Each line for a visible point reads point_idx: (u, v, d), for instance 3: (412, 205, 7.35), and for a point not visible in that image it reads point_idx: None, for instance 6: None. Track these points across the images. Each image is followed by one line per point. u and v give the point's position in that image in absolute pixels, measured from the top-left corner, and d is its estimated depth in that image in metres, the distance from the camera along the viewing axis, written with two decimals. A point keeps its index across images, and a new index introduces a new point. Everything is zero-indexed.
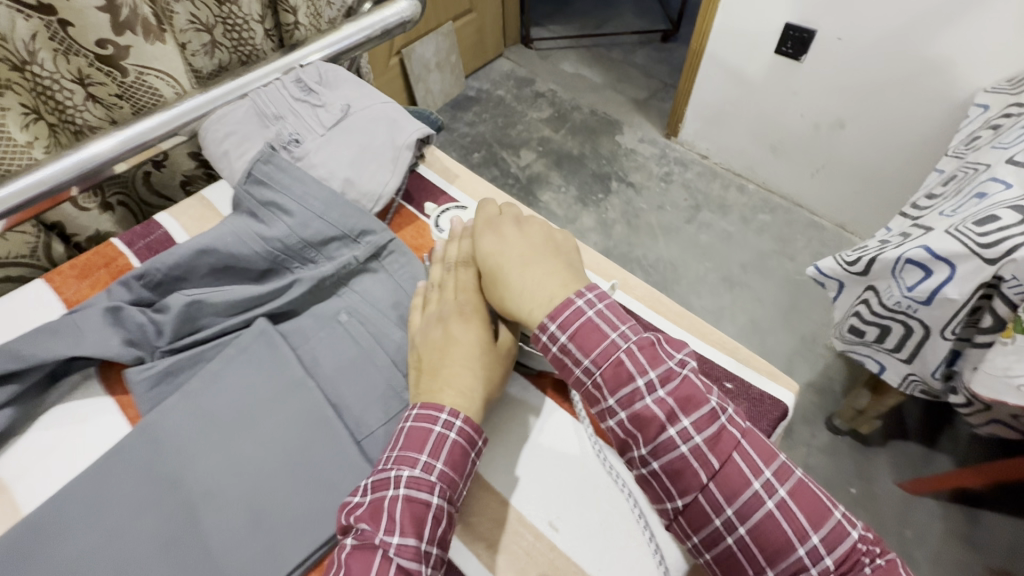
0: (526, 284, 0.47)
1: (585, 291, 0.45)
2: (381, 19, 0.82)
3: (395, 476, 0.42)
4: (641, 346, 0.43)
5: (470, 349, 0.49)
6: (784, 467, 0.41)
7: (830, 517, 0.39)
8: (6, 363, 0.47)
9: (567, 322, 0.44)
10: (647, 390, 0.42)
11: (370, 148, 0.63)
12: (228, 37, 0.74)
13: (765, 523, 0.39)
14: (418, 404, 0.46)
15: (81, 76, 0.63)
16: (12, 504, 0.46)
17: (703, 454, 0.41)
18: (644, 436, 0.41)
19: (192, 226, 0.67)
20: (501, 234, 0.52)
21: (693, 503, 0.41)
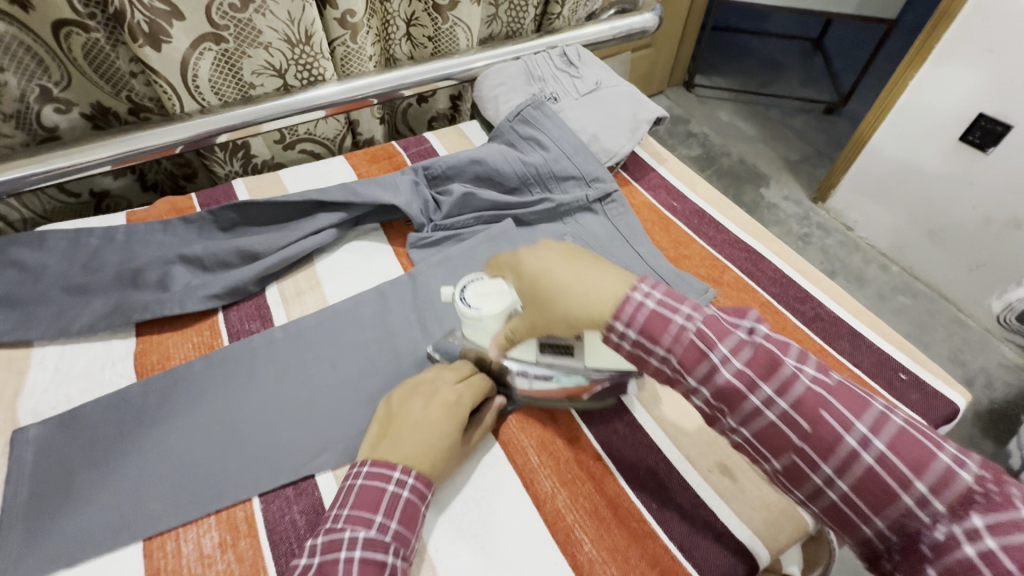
0: (581, 292, 0.40)
1: (639, 283, 0.40)
2: (628, 24, 0.98)
3: (348, 536, 0.39)
4: (709, 323, 0.39)
5: (442, 439, 0.46)
6: (883, 421, 0.35)
7: (936, 461, 0.33)
8: (349, 196, 0.66)
9: (632, 318, 0.39)
10: (720, 363, 0.37)
11: (615, 117, 0.77)
12: (506, 13, 0.92)
13: (866, 479, 0.34)
14: (371, 460, 0.44)
15: (412, 18, 0.83)
16: (322, 295, 0.63)
17: (792, 417, 0.36)
18: (730, 409, 0.37)
19: (451, 147, 0.84)
20: (541, 253, 0.44)
21: (790, 465, 0.37)
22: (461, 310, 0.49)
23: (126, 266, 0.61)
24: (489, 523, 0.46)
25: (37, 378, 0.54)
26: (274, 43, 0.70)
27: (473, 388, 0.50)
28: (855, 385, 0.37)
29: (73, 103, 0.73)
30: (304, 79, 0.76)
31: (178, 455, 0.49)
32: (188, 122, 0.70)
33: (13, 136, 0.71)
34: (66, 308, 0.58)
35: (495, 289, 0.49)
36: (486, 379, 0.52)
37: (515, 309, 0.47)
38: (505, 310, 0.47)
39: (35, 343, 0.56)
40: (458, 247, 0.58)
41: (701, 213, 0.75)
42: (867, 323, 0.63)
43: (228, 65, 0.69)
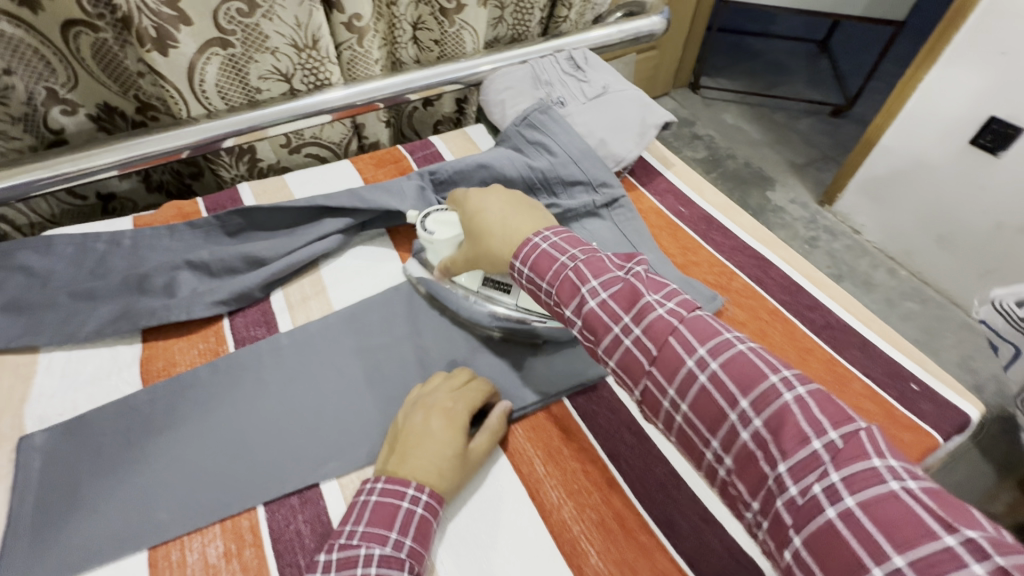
0: (502, 232, 0.52)
1: (544, 231, 0.50)
2: (635, 28, 0.97)
3: (364, 554, 0.39)
4: (618, 296, 0.44)
5: (443, 450, 0.46)
6: (816, 456, 0.33)
7: (877, 487, 0.31)
8: (355, 201, 0.65)
9: (549, 272, 0.47)
10: (625, 334, 0.42)
11: (622, 121, 0.77)
12: (513, 17, 0.91)
13: (763, 464, 0.35)
14: (384, 477, 0.44)
15: (419, 22, 0.83)
16: (327, 301, 0.63)
17: (705, 399, 0.38)
18: (633, 377, 0.42)
19: (457, 151, 0.84)
20: (484, 195, 0.57)
21: (685, 435, 0.40)
22: (421, 234, 0.61)
23: (133, 272, 0.61)
24: (498, 532, 0.46)
25: (44, 384, 0.54)
26: (281, 48, 0.69)
27: (471, 395, 0.51)
28: (833, 401, 0.35)
29: (79, 104, 0.73)
30: (311, 83, 0.76)
31: (183, 463, 0.49)
32: (194, 126, 0.70)
33: (20, 139, 0.71)
34: (72, 314, 0.58)
35: (451, 221, 0.61)
36: (483, 385, 0.52)
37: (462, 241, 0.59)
38: (454, 239, 0.59)
39: (42, 349, 0.56)
40: (442, 219, 0.61)
41: (709, 219, 0.75)
42: (878, 332, 0.62)
43: (235, 70, 0.69)
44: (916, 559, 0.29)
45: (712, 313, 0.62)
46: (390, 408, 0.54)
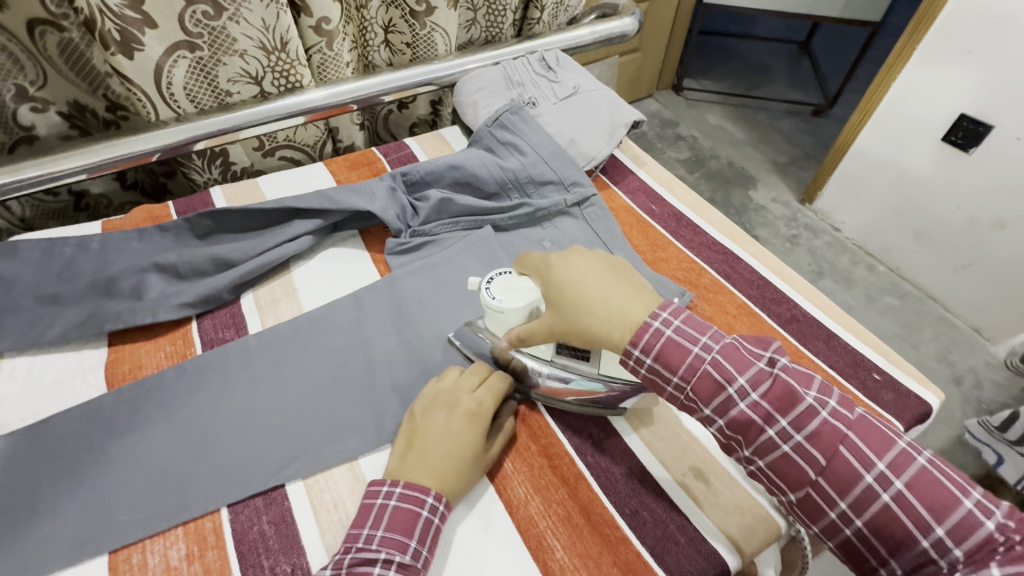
0: (603, 308, 0.44)
1: (657, 310, 0.43)
2: (608, 28, 0.98)
3: (384, 560, 0.40)
4: (724, 352, 0.42)
5: (465, 453, 0.46)
6: (906, 457, 0.38)
7: (959, 505, 0.36)
8: (324, 202, 0.65)
9: (649, 344, 0.42)
10: (737, 395, 0.40)
11: (593, 121, 0.77)
12: (486, 19, 0.92)
13: (880, 515, 0.37)
14: (403, 481, 0.44)
15: (390, 25, 0.83)
16: (297, 302, 0.63)
17: (807, 450, 0.39)
18: (745, 438, 0.41)
19: (431, 153, 0.84)
20: (569, 258, 0.48)
21: (804, 496, 0.40)
22: (484, 301, 0.51)
23: (100, 275, 0.61)
24: (460, 531, 0.46)
25: (6, 389, 0.53)
26: (249, 50, 0.69)
27: (490, 394, 0.51)
28: (876, 426, 0.40)
29: (50, 102, 0.73)
30: (282, 86, 0.76)
31: (147, 466, 0.49)
32: (163, 129, 0.70)
33: None
34: (36, 319, 0.58)
35: (521, 287, 0.51)
36: (502, 378, 0.53)
37: (536, 308, 0.50)
38: (526, 308, 0.50)
39: (5, 355, 0.56)
40: (509, 282, 0.52)
41: (679, 216, 0.75)
42: (844, 325, 0.63)
43: (203, 73, 0.69)
44: (950, 527, 0.35)
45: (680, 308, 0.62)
46: (358, 408, 0.54)
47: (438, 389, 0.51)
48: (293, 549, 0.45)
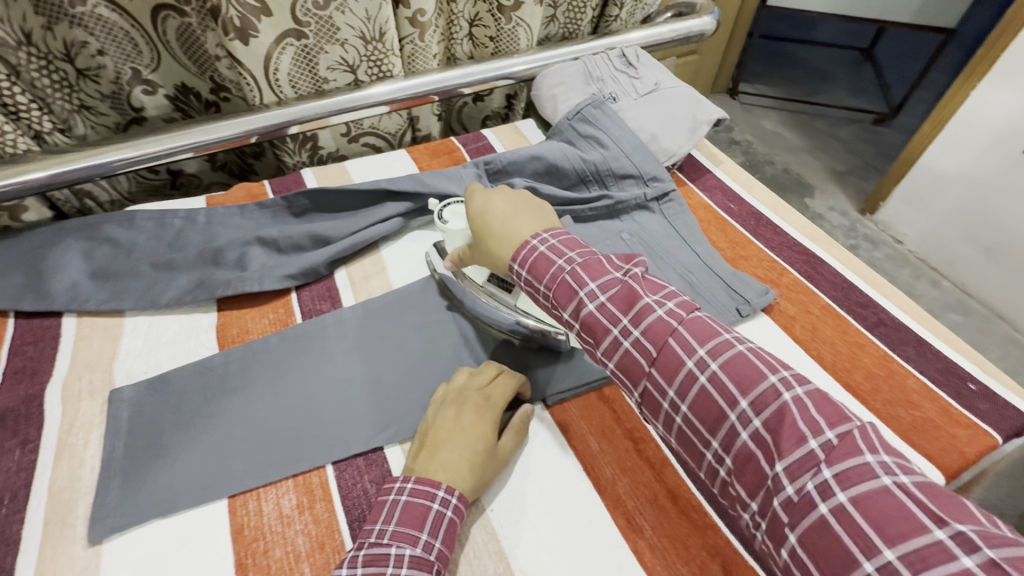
0: (501, 230, 0.50)
1: (542, 233, 0.48)
2: (686, 27, 0.98)
3: (395, 554, 0.39)
4: (615, 296, 0.43)
5: (477, 446, 0.46)
6: (774, 392, 0.36)
7: (815, 437, 0.33)
8: (415, 186, 0.68)
9: (525, 260, 0.47)
10: (622, 336, 0.42)
11: (674, 117, 0.78)
12: (565, 15, 0.94)
13: (744, 455, 0.36)
14: (414, 476, 0.44)
15: (476, 18, 0.86)
16: (387, 280, 0.65)
17: (709, 394, 0.38)
18: (630, 378, 0.42)
19: (508, 144, 0.86)
20: (490, 192, 0.53)
21: (684, 434, 0.39)
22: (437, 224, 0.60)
23: (208, 246, 0.65)
24: (549, 506, 0.47)
25: (129, 344, 0.58)
26: (350, 39, 0.73)
27: (500, 390, 0.51)
28: (831, 402, 0.35)
29: (159, 85, 0.78)
30: (374, 74, 0.80)
31: (258, 421, 0.52)
32: (266, 112, 0.74)
33: (108, 115, 0.78)
34: (153, 282, 0.62)
35: (467, 211, 0.60)
36: (514, 377, 0.53)
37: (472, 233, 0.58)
38: (467, 231, 0.58)
39: (127, 313, 0.61)
40: (461, 210, 0.60)
41: (758, 215, 0.75)
42: (934, 332, 0.62)
43: (306, 60, 0.73)
44: (842, 471, 0.32)
45: (763, 306, 0.62)
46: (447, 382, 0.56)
47: (451, 390, 0.51)
48: None
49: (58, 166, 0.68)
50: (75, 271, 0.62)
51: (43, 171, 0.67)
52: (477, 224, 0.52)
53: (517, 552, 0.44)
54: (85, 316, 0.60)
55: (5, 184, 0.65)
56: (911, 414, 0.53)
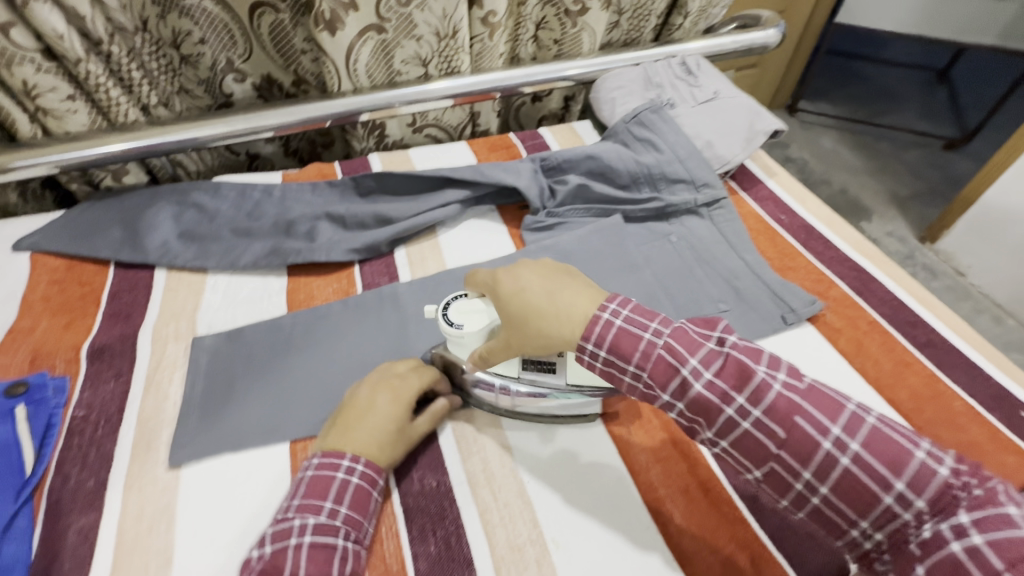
0: (552, 308, 0.44)
1: (607, 302, 0.44)
2: (751, 38, 0.98)
3: (299, 524, 0.41)
4: (676, 336, 0.42)
5: (388, 422, 0.48)
6: (858, 418, 0.38)
7: (910, 456, 0.36)
8: (475, 176, 0.72)
9: (601, 337, 0.43)
10: (693, 377, 0.40)
11: (732, 126, 0.79)
12: (628, 22, 0.96)
13: (845, 482, 0.37)
14: (320, 453, 0.46)
15: (542, 22, 0.89)
16: (441, 261, 0.69)
17: (767, 424, 0.39)
18: (707, 420, 0.40)
19: (563, 143, 0.89)
20: (516, 268, 0.48)
21: (770, 471, 0.39)
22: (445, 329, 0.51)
23: (282, 218, 0.71)
24: (585, 485, 0.49)
25: (209, 299, 0.64)
26: (425, 35, 0.78)
27: (417, 373, 0.52)
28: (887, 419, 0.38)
29: (248, 74, 0.85)
30: (443, 70, 0.84)
31: (319, 377, 0.57)
32: (342, 99, 0.80)
33: (201, 98, 0.85)
34: (232, 247, 0.68)
35: (477, 306, 0.51)
36: (431, 367, 0.53)
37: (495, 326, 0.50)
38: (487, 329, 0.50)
39: (208, 272, 0.67)
40: (466, 306, 0.51)
41: (810, 228, 0.75)
42: (987, 357, 0.60)
43: (383, 54, 0.79)
44: (933, 497, 0.35)
45: (809, 316, 0.63)
46: None
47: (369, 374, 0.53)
48: (438, 469, 0.50)
49: (160, 137, 0.75)
50: (166, 231, 0.69)
51: (148, 140, 0.74)
52: (507, 313, 0.46)
53: (549, 522, 0.47)
54: (173, 271, 0.67)
55: (115, 150, 0.72)
56: (958, 436, 0.53)
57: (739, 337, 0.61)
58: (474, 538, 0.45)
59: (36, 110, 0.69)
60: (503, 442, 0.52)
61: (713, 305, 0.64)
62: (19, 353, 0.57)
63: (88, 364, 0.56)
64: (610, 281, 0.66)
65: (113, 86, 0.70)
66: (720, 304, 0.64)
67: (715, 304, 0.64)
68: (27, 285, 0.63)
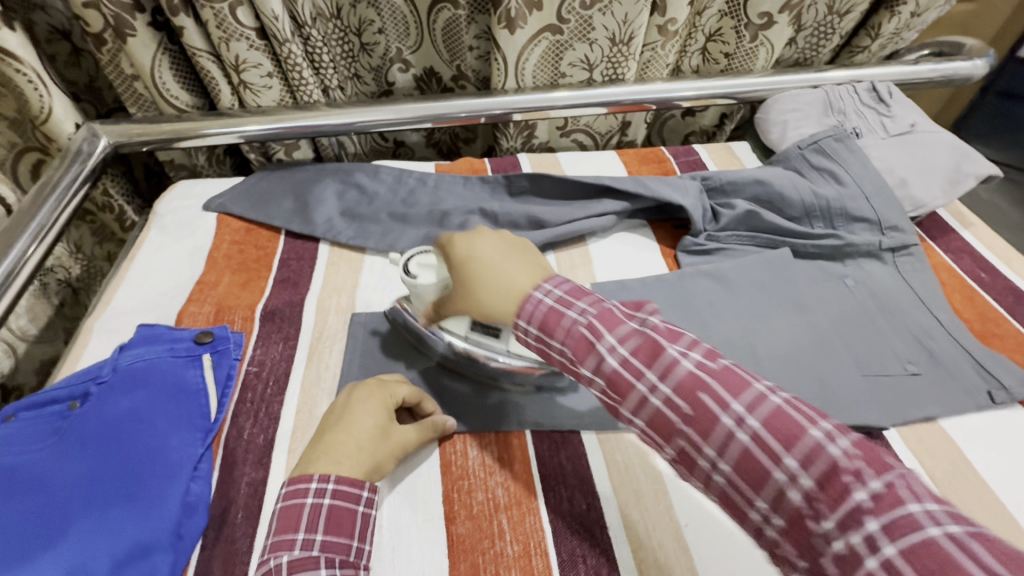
0: (493, 274, 0.43)
1: (543, 283, 0.41)
2: (954, 67, 0.87)
3: (276, 564, 0.37)
4: (639, 348, 0.36)
5: (367, 423, 0.46)
6: (819, 448, 0.30)
7: (900, 508, 0.27)
8: (636, 188, 0.70)
9: (532, 317, 0.40)
10: (649, 392, 0.35)
11: (930, 165, 0.71)
12: (806, 41, 0.89)
13: (796, 520, 0.30)
14: (288, 478, 0.42)
15: (716, 33, 0.85)
16: (590, 272, 0.67)
17: (726, 452, 0.32)
18: (660, 438, 0.35)
19: (720, 163, 0.84)
20: (473, 236, 0.47)
21: (726, 496, 0.33)
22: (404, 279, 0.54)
23: (437, 208, 0.72)
24: (748, 543, 0.45)
25: (367, 278, 0.67)
26: (599, 39, 0.77)
27: (400, 385, 0.50)
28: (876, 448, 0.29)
29: (413, 65, 0.88)
30: (606, 76, 0.83)
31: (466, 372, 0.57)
32: (502, 96, 0.80)
33: (368, 85, 0.90)
34: (389, 230, 0.70)
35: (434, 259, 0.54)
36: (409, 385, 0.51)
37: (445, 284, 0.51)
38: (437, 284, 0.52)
39: (366, 252, 0.70)
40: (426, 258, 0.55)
41: (1019, 293, 0.65)
42: None
43: (554, 55, 0.79)
44: (900, 542, 0.26)
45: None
46: None
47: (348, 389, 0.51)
48: (588, 491, 0.48)
49: (334, 117, 0.78)
50: (331, 207, 0.73)
51: (324, 120, 0.78)
52: (461, 277, 0.46)
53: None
54: (335, 247, 0.70)
55: (296, 126, 0.77)
56: None
57: (932, 408, 0.53)
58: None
59: (238, 83, 0.75)
60: (657, 476, 0.49)
61: (900, 365, 0.57)
62: (205, 304, 0.61)
63: (261, 324, 0.60)
64: (778, 320, 0.60)
65: (305, 67, 0.75)
66: (909, 366, 0.56)
67: (904, 365, 0.56)
68: (212, 242, 0.69)
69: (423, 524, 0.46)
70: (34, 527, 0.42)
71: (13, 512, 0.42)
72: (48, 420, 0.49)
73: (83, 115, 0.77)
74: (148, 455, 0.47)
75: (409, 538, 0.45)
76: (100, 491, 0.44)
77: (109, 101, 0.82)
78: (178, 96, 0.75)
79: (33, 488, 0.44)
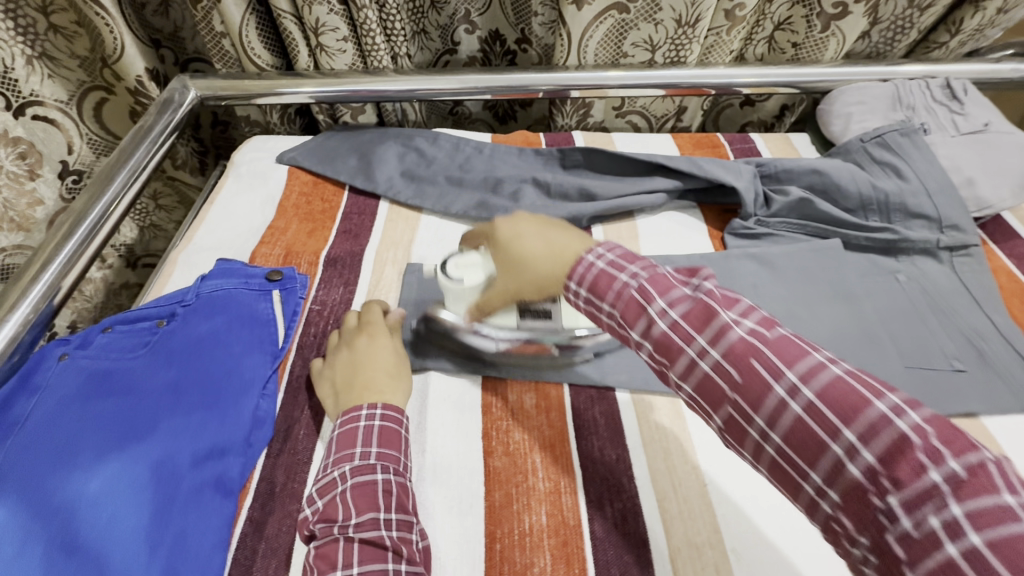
0: (543, 247, 0.45)
1: (595, 247, 0.42)
2: None
3: (340, 476, 0.43)
4: (652, 279, 0.39)
5: (386, 356, 0.52)
6: (885, 421, 0.30)
7: (868, 407, 0.30)
8: (690, 168, 0.71)
9: (582, 277, 0.41)
10: (658, 316, 0.38)
11: (1001, 166, 0.69)
12: (881, 34, 0.86)
13: (794, 427, 0.32)
14: (338, 421, 0.46)
15: (786, 21, 0.84)
16: (636, 246, 0.69)
17: (722, 368, 0.35)
18: (667, 360, 0.37)
19: (776, 153, 0.83)
20: (515, 219, 0.48)
21: (727, 417, 0.36)
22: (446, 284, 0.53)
23: (492, 176, 0.75)
24: (769, 509, 0.47)
25: (422, 236, 0.70)
26: (665, 20, 0.78)
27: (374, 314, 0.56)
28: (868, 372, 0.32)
29: (479, 28, 0.91)
30: (669, 58, 0.83)
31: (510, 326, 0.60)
32: (562, 72, 0.81)
33: (434, 40, 0.92)
34: (445, 193, 0.74)
35: (471, 259, 0.54)
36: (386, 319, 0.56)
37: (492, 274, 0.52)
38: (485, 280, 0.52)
39: (422, 211, 0.74)
40: (464, 260, 0.54)
41: None
42: None
43: (618, 33, 0.80)
44: (971, 510, 0.26)
45: None
46: None
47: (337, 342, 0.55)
48: (619, 444, 0.51)
49: (399, 84, 0.81)
50: (392, 168, 0.77)
51: (389, 85, 0.81)
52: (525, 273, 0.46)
53: (733, 533, 0.45)
54: (394, 205, 0.74)
55: (363, 90, 0.80)
56: None
57: (973, 404, 0.53)
58: (651, 524, 0.46)
59: (316, 45, 0.79)
60: (688, 442, 0.51)
61: (944, 361, 0.56)
62: (275, 247, 0.66)
63: (324, 269, 0.65)
64: (822, 307, 0.60)
65: (378, 33, 0.79)
66: (954, 363, 0.56)
67: (949, 362, 0.56)
68: (282, 192, 0.74)
69: (463, 454, 0.49)
70: (124, 422, 0.47)
71: (108, 410, 0.48)
72: (139, 334, 0.55)
73: (156, 61, 0.85)
74: (225, 373, 0.53)
75: (449, 466, 0.48)
76: (183, 399, 0.50)
77: (188, 49, 0.89)
78: (260, 55, 0.81)
79: (127, 390, 0.50)
